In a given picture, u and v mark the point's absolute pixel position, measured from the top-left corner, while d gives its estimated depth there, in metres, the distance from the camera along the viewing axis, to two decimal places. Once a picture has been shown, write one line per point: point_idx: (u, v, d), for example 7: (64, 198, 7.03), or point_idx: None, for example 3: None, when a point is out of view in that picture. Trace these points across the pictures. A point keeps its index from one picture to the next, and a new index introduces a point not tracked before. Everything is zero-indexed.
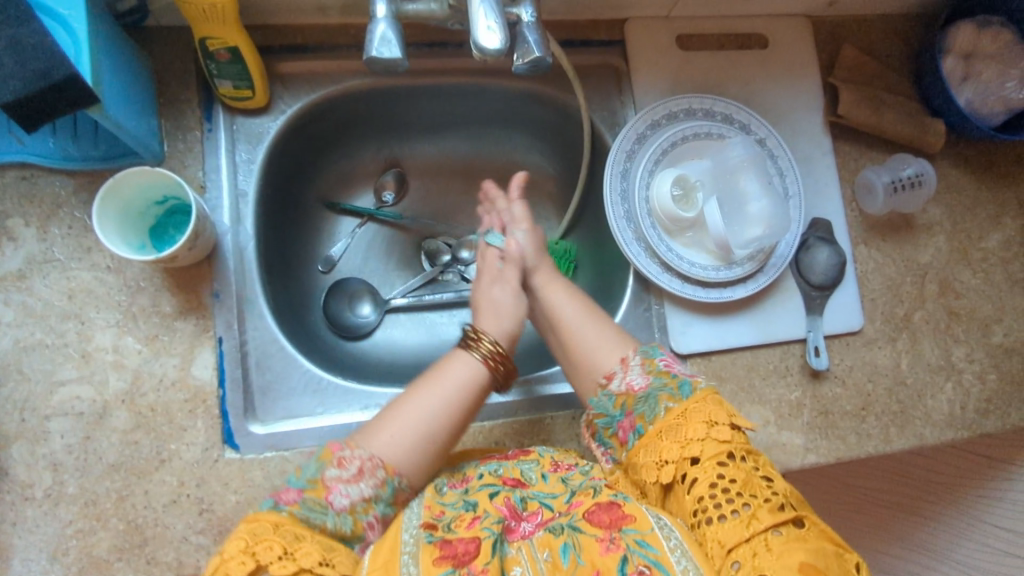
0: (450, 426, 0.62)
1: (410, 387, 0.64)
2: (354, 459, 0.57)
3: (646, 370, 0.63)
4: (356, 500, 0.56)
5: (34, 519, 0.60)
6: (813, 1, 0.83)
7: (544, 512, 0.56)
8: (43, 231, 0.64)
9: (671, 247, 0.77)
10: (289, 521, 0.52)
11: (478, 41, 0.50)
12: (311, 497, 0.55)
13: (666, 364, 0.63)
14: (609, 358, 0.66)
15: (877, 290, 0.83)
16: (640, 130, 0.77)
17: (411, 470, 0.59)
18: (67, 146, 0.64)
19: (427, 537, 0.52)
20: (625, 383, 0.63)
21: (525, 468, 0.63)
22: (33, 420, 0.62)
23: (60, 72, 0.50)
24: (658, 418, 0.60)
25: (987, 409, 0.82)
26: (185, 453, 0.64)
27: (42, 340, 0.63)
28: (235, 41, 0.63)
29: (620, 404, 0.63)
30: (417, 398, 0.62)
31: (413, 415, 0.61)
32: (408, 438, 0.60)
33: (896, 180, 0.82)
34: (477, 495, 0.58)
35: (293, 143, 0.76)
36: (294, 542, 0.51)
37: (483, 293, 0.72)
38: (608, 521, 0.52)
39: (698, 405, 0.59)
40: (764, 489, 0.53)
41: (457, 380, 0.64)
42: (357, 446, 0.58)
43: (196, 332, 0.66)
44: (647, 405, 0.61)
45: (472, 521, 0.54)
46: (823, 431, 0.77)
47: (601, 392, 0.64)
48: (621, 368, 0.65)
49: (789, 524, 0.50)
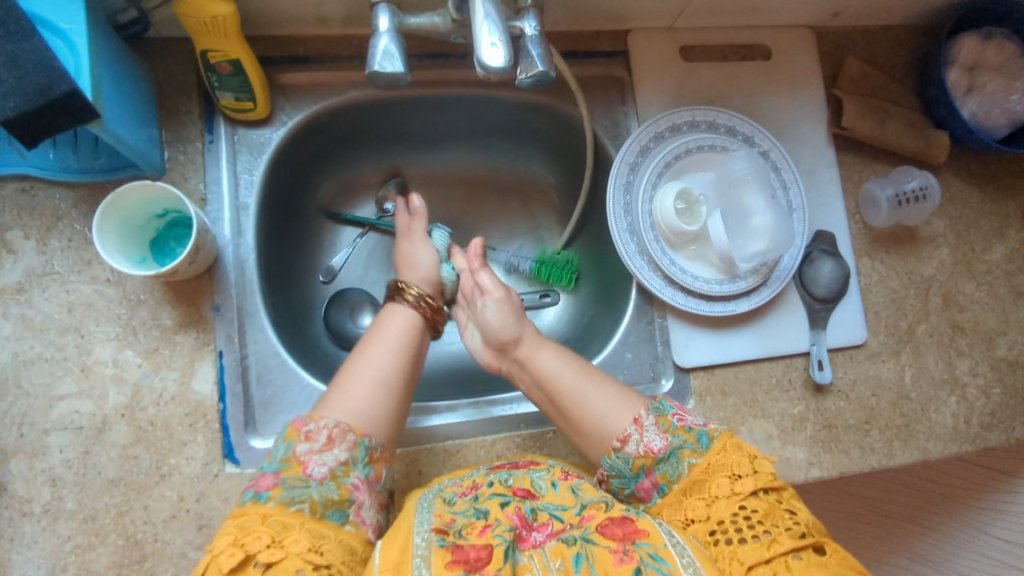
0: (403, 374, 0.63)
1: (352, 353, 0.65)
2: (321, 429, 0.57)
3: (661, 430, 0.61)
4: (333, 467, 0.55)
5: (33, 534, 0.60)
6: (817, 13, 0.83)
7: (555, 524, 0.56)
8: (42, 244, 0.64)
9: (675, 261, 0.77)
10: (275, 508, 0.53)
11: (481, 59, 0.50)
12: (289, 476, 0.54)
13: (680, 419, 0.61)
14: (620, 420, 0.63)
15: (881, 303, 0.83)
16: (643, 142, 0.76)
17: (378, 427, 0.60)
18: (68, 159, 0.64)
19: (439, 541, 0.53)
20: (642, 445, 0.61)
21: (536, 477, 0.62)
22: (32, 435, 0.61)
23: (60, 88, 0.49)
24: (682, 476, 0.58)
25: (990, 423, 0.81)
26: (185, 468, 0.63)
27: (41, 354, 0.63)
28: (237, 54, 0.63)
29: (638, 466, 0.61)
30: (364, 357, 0.63)
31: (363, 374, 0.61)
32: (364, 392, 0.60)
33: (901, 193, 0.82)
34: (487, 503, 0.57)
35: (294, 154, 0.75)
36: (282, 531, 0.51)
37: (400, 250, 0.76)
38: (620, 534, 0.53)
39: (720, 455, 0.58)
40: (786, 518, 0.53)
41: (396, 334, 0.66)
42: (320, 418, 0.58)
43: (196, 346, 0.65)
44: (669, 464, 0.59)
45: (484, 529, 0.54)
46: (827, 445, 0.77)
47: (615, 454, 0.62)
48: (635, 429, 0.62)
49: (809, 550, 0.51)
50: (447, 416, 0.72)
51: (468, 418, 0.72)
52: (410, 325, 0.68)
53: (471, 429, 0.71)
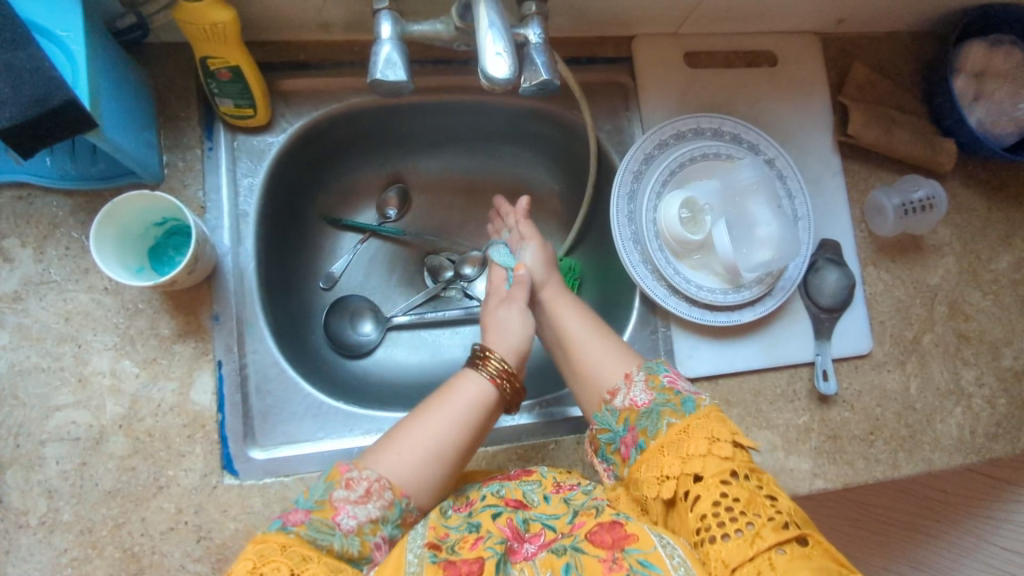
0: (461, 447, 0.59)
1: (417, 410, 0.61)
2: (363, 482, 0.54)
3: (648, 387, 0.61)
4: (363, 522, 0.53)
5: (29, 547, 0.59)
6: (823, 19, 0.82)
7: (547, 534, 0.55)
8: (39, 252, 0.63)
9: (679, 271, 0.76)
10: (295, 542, 0.50)
11: (486, 70, 0.49)
12: (318, 518, 0.52)
13: (670, 381, 0.61)
14: (613, 373, 0.64)
15: (886, 312, 0.82)
16: (647, 150, 0.75)
17: (422, 493, 0.57)
18: (64, 164, 0.63)
19: (431, 557, 0.52)
20: (628, 398, 0.62)
21: (528, 489, 0.61)
22: (28, 446, 0.60)
23: (57, 97, 0.48)
24: (660, 433, 0.58)
25: (996, 434, 0.81)
26: (183, 479, 0.62)
27: (38, 364, 0.62)
28: (236, 60, 0.62)
29: (623, 420, 0.61)
30: (426, 419, 0.59)
31: (419, 435, 0.58)
32: (416, 459, 0.57)
33: (907, 202, 0.81)
34: (480, 516, 0.57)
35: (295, 160, 0.75)
36: (301, 563, 0.48)
37: (491, 316, 0.69)
38: (610, 541, 0.51)
39: (701, 421, 0.57)
40: (768, 507, 0.51)
41: (466, 403, 0.61)
42: (365, 468, 0.55)
43: (195, 356, 0.65)
44: (649, 420, 0.59)
45: (475, 542, 0.54)
46: (832, 456, 0.76)
47: (605, 408, 0.63)
48: (625, 383, 0.63)
49: (793, 542, 0.49)
50: None
51: None
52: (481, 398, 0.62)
53: None
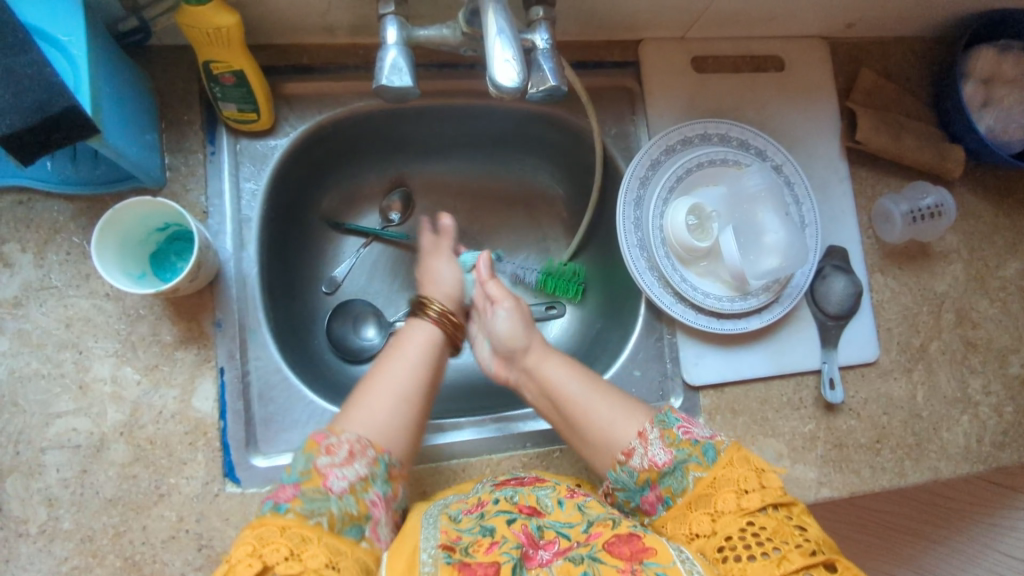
0: (423, 391, 0.62)
1: (373, 370, 0.64)
2: (342, 443, 0.56)
3: (665, 443, 0.59)
4: (353, 480, 0.54)
5: (28, 555, 0.58)
6: (831, 24, 0.81)
7: (561, 542, 0.54)
8: (40, 257, 0.62)
9: (685, 278, 0.75)
10: (293, 520, 0.51)
11: (494, 78, 0.48)
12: (308, 488, 0.53)
13: (686, 432, 0.59)
14: (625, 430, 0.62)
15: (893, 319, 0.81)
16: (653, 156, 0.75)
17: (400, 443, 0.59)
18: (66, 168, 0.62)
19: (446, 558, 0.52)
20: (647, 458, 0.59)
21: (542, 495, 0.59)
22: (28, 453, 0.60)
23: (59, 103, 0.48)
24: (686, 490, 0.57)
25: (1003, 443, 0.80)
26: (185, 487, 0.62)
27: (38, 371, 0.61)
28: (241, 65, 0.61)
29: (642, 479, 0.59)
30: (384, 374, 0.62)
31: (382, 387, 0.61)
32: (383, 408, 0.60)
33: (915, 210, 0.80)
34: (493, 520, 0.55)
35: (298, 165, 0.74)
36: (300, 544, 0.50)
37: (427, 268, 0.74)
38: (628, 553, 0.51)
39: (726, 470, 0.56)
40: (796, 536, 0.52)
41: (415, 353, 0.65)
42: (341, 432, 0.57)
43: (196, 362, 0.64)
44: (674, 477, 0.58)
45: (490, 546, 0.53)
46: (838, 464, 0.76)
47: (620, 467, 0.60)
48: (639, 442, 0.60)
49: (820, 567, 0.49)
50: (451, 432, 0.71)
51: (472, 436, 0.70)
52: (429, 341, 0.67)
53: (475, 448, 0.70)
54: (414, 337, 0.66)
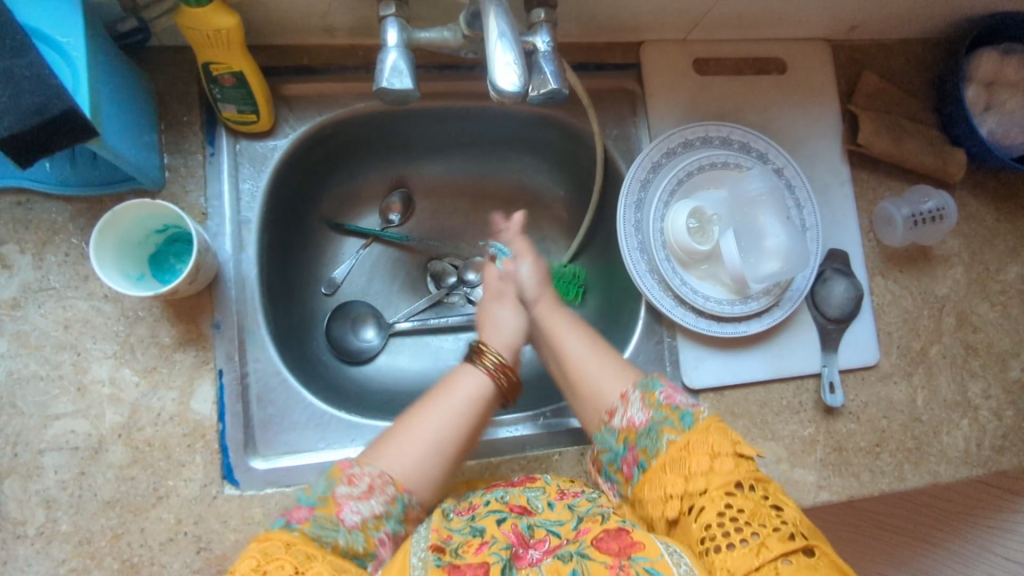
0: (459, 439, 0.60)
1: (416, 406, 0.61)
2: (365, 476, 0.54)
3: (646, 405, 0.59)
4: (365, 516, 0.53)
5: (26, 557, 0.58)
6: (833, 26, 0.81)
7: (552, 540, 0.55)
8: (38, 258, 0.62)
9: (686, 281, 0.75)
10: (300, 538, 0.49)
11: (495, 83, 0.48)
12: (321, 514, 0.52)
13: (667, 398, 0.59)
14: (613, 390, 0.63)
15: (893, 323, 0.81)
16: (654, 158, 0.75)
17: (422, 488, 0.57)
18: (64, 169, 0.62)
19: (435, 560, 0.51)
20: (626, 418, 0.60)
21: (531, 497, 0.60)
22: (26, 455, 0.60)
23: (57, 106, 0.48)
24: (661, 452, 0.56)
25: (1002, 446, 0.80)
26: (183, 490, 0.62)
27: (36, 372, 0.61)
28: (240, 66, 0.61)
29: (622, 440, 0.59)
30: (423, 414, 0.60)
31: (419, 431, 0.58)
32: (414, 452, 0.57)
33: (916, 213, 0.80)
34: (484, 521, 0.56)
35: (298, 166, 0.74)
36: (305, 561, 0.47)
37: (488, 313, 0.71)
38: (617, 548, 0.51)
39: (700, 437, 0.55)
40: (773, 518, 0.51)
41: (460, 397, 0.62)
42: (366, 463, 0.56)
43: (195, 364, 0.64)
44: (649, 438, 0.57)
45: (480, 547, 0.53)
46: (837, 468, 0.76)
47: (603, 428, 0.62)
48: (621, 404, 0.61)
49: (799, 553, 0.48)
50: None
51: None
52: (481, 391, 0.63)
53: (473, 451, 0.70)
54: (462, 379, 0.63)
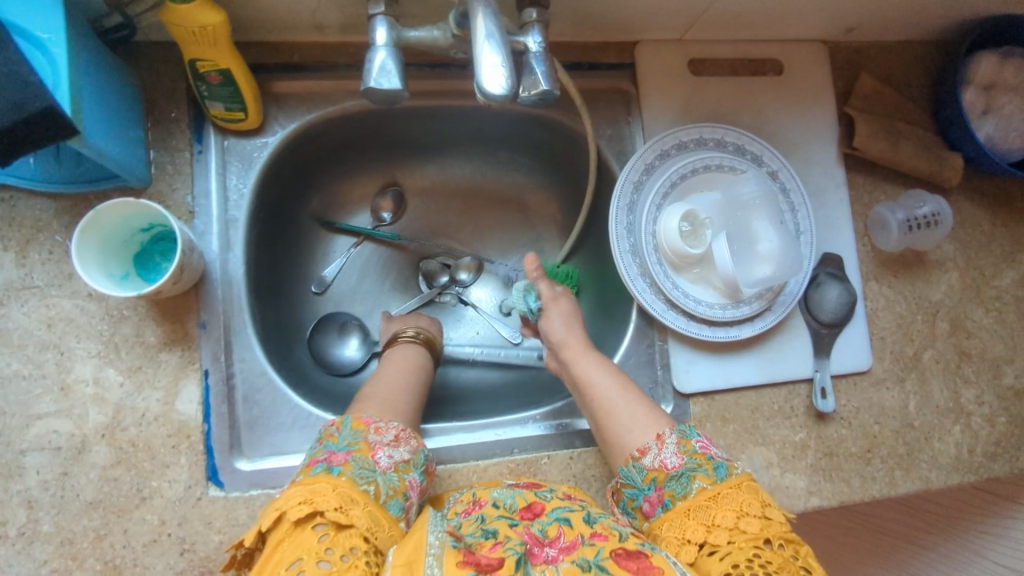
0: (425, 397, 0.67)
1: (375, 377, 0.66)
2: (388, 429, 0.58)
3: (681, 450, 0.60)
4: (398, 462, 0.56)
5: (7, 558, 0.58)
6: (831, 28, 0.80)
7: (566, 535, 0.52)
8: (21, 256, 0.61)
9: (677, 284, 0.74)
10: (347, 481, 0.52)
11: (483, 86, 0.47)
12: (359, 457, 0.55)
13: (704, 446, 0.60)
14: (644, 432, 0.62)
15: (887, 327, 0.81)
16: (648, 160, 0.74)
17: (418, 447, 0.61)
18: (49, 167, 0.61)
19: (452, 542, 0.49)
20: (658, 459, 0.60)
21: (541, 495, 0.59)
22: (8, 455, 0.59)
23: (35, 104, 0.47)
24: (689, 495, 0.57)
25: (995, 453, 0.80)
26: (167, 491, 0.61)
27: (19, 371, 0.60)
28: (227, 64, 0.60)
29: (649, 479, 0.60)
30: (387, 379, 0.65)
31: (405, 391, 0.64)
32: (404, 408, 0.62)
33: (912, 218, 0.79)
34: (495, 523, 0.54)
35: (287, 164, 0.73)
36: (349, 504, 0.51)
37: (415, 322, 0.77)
38: (635, 568, 0.49)
39: (733, 491, 0.56)
40: None
41: (405, 363, 0.69)
42: (388, 419, 0.59)
43: (181, 364, 0.63)
44: (679, 482, 0.58)
45: (494, 545, 0.50)
46: (828, 473, 0.75)
47: (631, 464, 0.61)
48: (655, 442, 0.61)
49: None
50: (438, 439, 0.70)
51: (459, 442, 0.70)
52: (419, 359, 0.70)
53: (461, 454, 0.69)
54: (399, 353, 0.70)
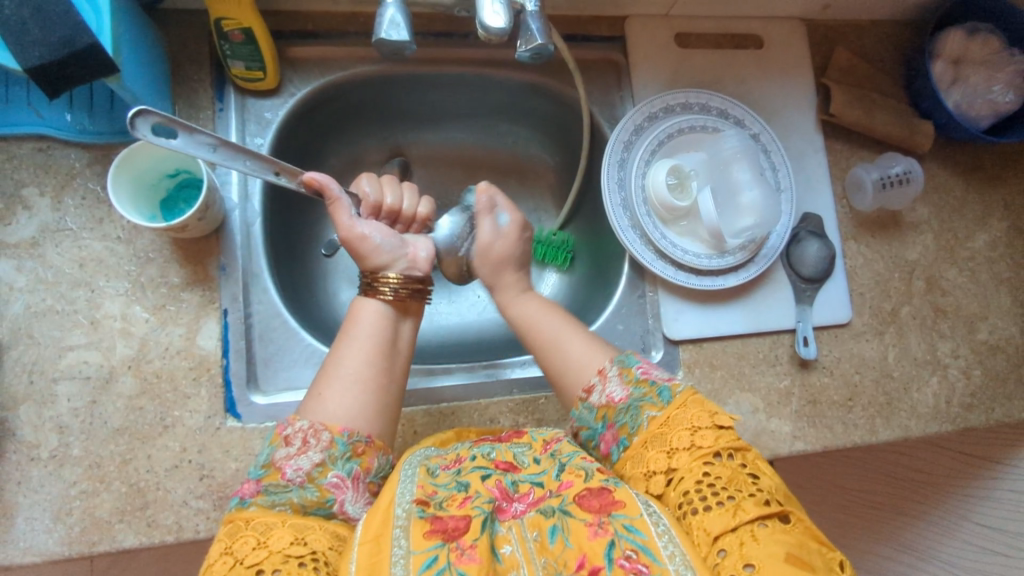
0: (381, 371, 0.61)
1: (333, 351, 0.62)
2: (298, 433, 0.56)
3: (624, 381, 0.63)
4: (309, 469, 0.54)
5: (39, 479, 0.61)
6: (807, 5, 0.86)
7: (536, 492, 0.55)
8: (57, 201, 0.66)
9: (666, 235, 0.79)
10: (257, 512, 0.52)
11: (483, 21, 0.53)
12: (270, 483, 0.54)
13: (643, 372, 0.62)
14: (588, 371, 0.66)
15: (866, 284, 0.85)
16: (637, 121, 0.80)
17: (373, 424, 0.59)
18: (84, 121, 0.67)
19: (419, 511, 0.51)
20: (605, 394, 0.63)
21: (518, 452, 0.60)
22: (41, 383, 0.63)
23: (83, 39, 0.53)
24: (641, 429, 0.58)
25: (971, 404, 0.83)
26: (188, 420, 0.65)
27: (53, 307, 0.65)
28: (249, 23, 0.66)
29: (601, 416, 0.62)
30: (341, 355, 0.61)
31: (340, 378, 0.60)
32: (336, 404, 0.58)
33: (885, 176, 0.85)
34: (469, 476, 0.56)
35: (302, 125, 0.78)
36: (266, 531, 0.50)
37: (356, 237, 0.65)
38: (597, 506, 0.51)
39: (679, 411, 0.57)
40: (749, 484, 0.52)
41: (361, 331, 0.63)
42: (298, 420, 0.57)
43: (202, 303, 0.68)
44: (629, 415, 0.60)
45: (464, 500, 0.52)
46: (811, 419, 0.79)
47: (582, 405, 0.64)
48: (599, 380, 0.64)
49: (775, 518, 0.50)
50: (440, 379, 0.74)
51: (462, 382, 0.74)
52: (381, 320, 0.64)
53: (465, 393, 0.73)
54: (359, 314, 0.64)
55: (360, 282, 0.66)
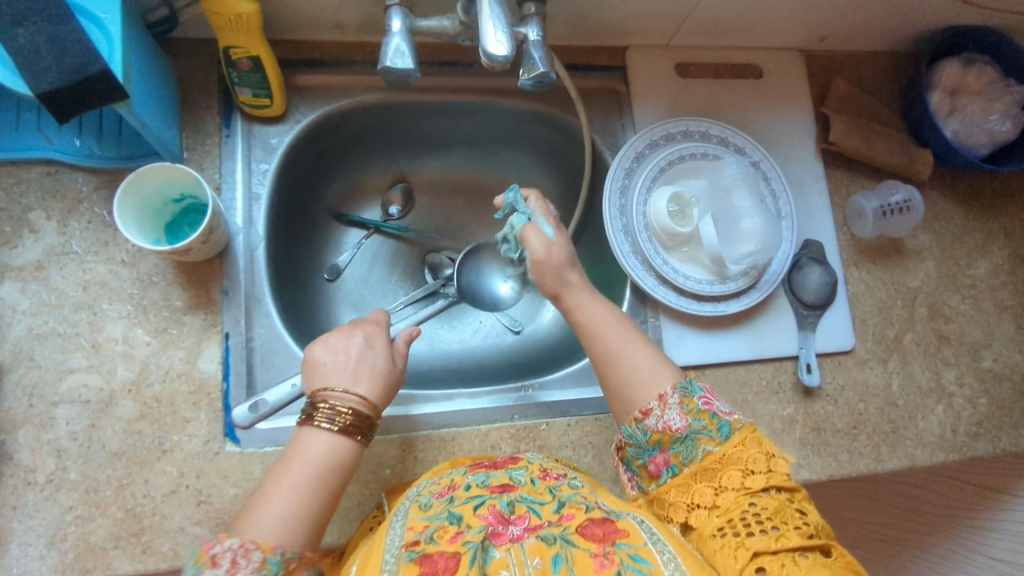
0: (331, 490, 0.55)
1: (260, 496, 0.53)
2: (227, 552, 0.48)
3: (683, 410, 0.59)
4: None
5: (35, 503, 0.61)
6: (804, 36, 0.88)
7: (532, 518, 0.53)
8: (63, 225, 0.67)
9: (668, 261, 0.80)
10: None
11: (486, 50, 0.54)
12: None
13: (706, 402, 0.58)
14: (646, 393, 0.61)
15: (868, 311, 0.85)
16: (639, 149, 0.81)
17: (308, 536, 0.52)
18: (92, 146, 0.68)
19: (409, 555, 0.50)
20: (662, 421, 0.59)
21: (514, 474, 0.60)
22: (40, 407, 0.63)
23: (95, 66, 0.54)
24: (695, 460, 0.57)
25: (977, 433, 0.82)
26: (186, 444, 0.64)
27: (55, 329, 0.65)
28: (257, 51, 0.67)
29: (653, 440, 0.59)
30: (283, 493, 0.53)
31: (282, 510, 0.52)
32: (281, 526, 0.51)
33: (886, 205, 0.85)
34: (462, 507, 0.55)
35: (308, 151, 0.80)
36: None
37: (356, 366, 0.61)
38: (601, 535, 0.51)
39: (738, 448, 0.56)
40: (796, 518, 0.52)
41: (319, 460, 0.55)
42: (228, 538, 0.49)
43: (204, 327, 0.68)
44: (684, 445, 0.58)
45: (456, 535, 0.51)
46: (816, 447, 0.78)
47: (635, 425, 0.60)
48: (658, 404, 0.60)
49: (816, 551, 0.49)
50: (440, 403, 0.74)
51: (462, 407, 0.73)
52: (339, 447, 0.56)
53: (463, 418, 0.73)
54: (309, 444, 0.55)
55: (302, 414, 0.57)
